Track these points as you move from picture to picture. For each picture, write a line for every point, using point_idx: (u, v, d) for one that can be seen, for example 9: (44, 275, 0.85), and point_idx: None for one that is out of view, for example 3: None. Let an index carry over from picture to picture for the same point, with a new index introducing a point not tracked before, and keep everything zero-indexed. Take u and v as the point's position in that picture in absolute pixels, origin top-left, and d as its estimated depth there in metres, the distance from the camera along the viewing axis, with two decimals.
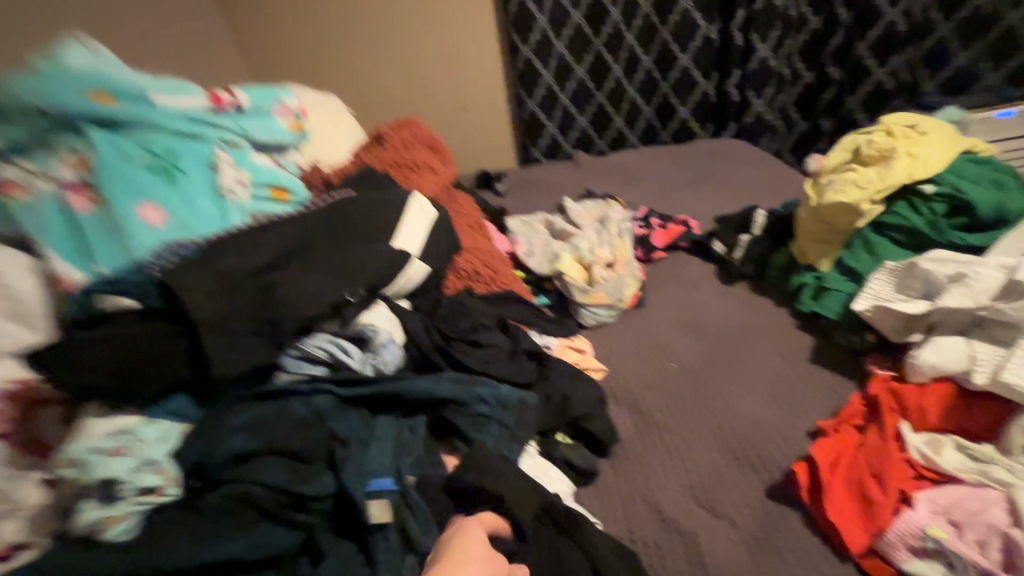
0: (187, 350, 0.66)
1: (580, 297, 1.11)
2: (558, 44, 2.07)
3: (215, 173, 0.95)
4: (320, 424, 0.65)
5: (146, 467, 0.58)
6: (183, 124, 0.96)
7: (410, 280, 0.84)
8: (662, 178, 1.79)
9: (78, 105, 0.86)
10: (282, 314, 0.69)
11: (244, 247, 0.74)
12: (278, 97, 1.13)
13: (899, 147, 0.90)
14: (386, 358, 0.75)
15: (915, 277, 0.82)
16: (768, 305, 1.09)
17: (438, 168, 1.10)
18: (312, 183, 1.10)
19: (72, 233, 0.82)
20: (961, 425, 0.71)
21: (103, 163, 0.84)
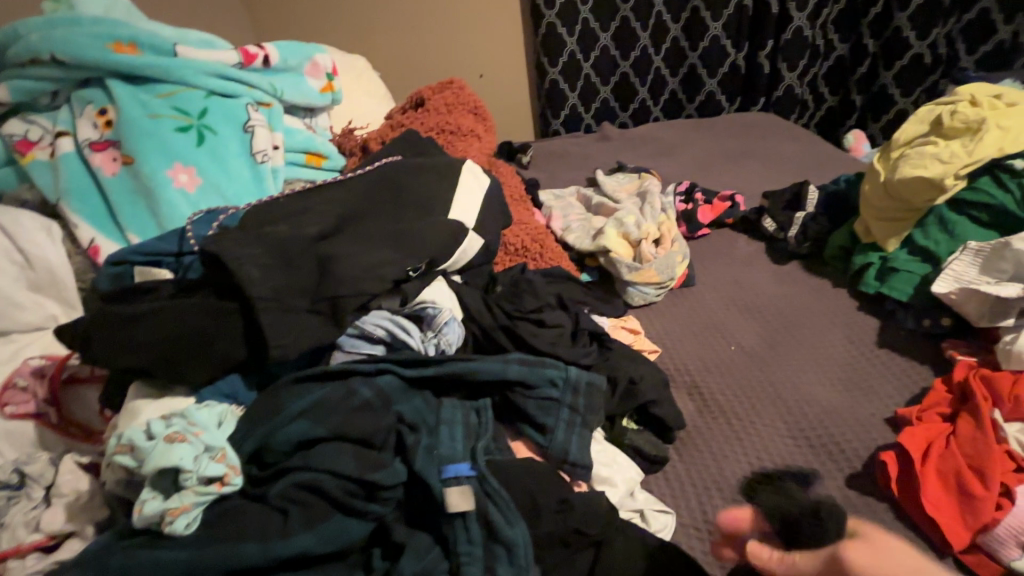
0: (244, 328, 0.60)
1: (628, 275, 1.06)
2: (584, 8, 1.96)
3: (249, 136, 0.86)
4: (387, 407, 0.60)
5: (208, 454, 0.52)
6: (212, 81, 0.87)
7: (467, 254, 0.78)
8: (694, 153, 1.72)
9: (98, 56, 0.78)
10: (343, 288, 0.63)
11: (296, 215, 0.70)
12: (308, 54, 1.04)
13: (988, 119, 0.85)
14: (449, 337, 0.68)
15: (1007, 258, 0.76)
16: (826, 286, 1.04)
17: (483, 135, 1.03)
18: (346, 150, 1.02)
19: (99, 197, 0.76)
20: None
21: (129, 121, 0.77)
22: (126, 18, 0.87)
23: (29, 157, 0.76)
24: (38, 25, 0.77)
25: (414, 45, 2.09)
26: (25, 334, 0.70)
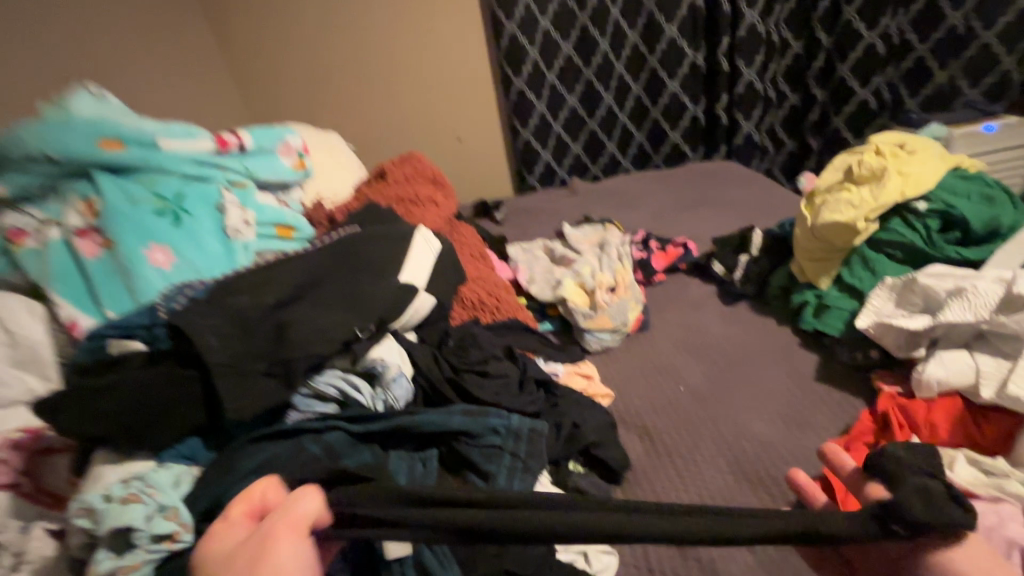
0: (203, 394, 0.66)
1: (584, 322, 1.12)
2: (550, 75, 2.13)
3: (221, 215, 0.95)
4: (335, 461, 0.65)
5: (160, 512, 0.56)
6: (189, 168, 0.97)
7: (419, 314, 0.85)
8: (658, 202, 1.82)
9: (85, 153, 0.88)
10: (294, 352, 0.69)
11: (255, 286, 0.77)
12: (281, 137, 1.15)
13: (889, 166, 0.93)
14: (396, 392, 0.74)
15: (915, 291, 0.83)
16: (769, 324, 1.10)
17: (440, 201, 1.12)
18: (316, 220, 1.11)
19: (80, 278, 0.83)
20: (976, 439, 0.71)
21: (111, 208, 0.85)
22: (113, 116, 0.97)
23: (17, 244, 0.83)
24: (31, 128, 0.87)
25: (394, 115, 2.24)
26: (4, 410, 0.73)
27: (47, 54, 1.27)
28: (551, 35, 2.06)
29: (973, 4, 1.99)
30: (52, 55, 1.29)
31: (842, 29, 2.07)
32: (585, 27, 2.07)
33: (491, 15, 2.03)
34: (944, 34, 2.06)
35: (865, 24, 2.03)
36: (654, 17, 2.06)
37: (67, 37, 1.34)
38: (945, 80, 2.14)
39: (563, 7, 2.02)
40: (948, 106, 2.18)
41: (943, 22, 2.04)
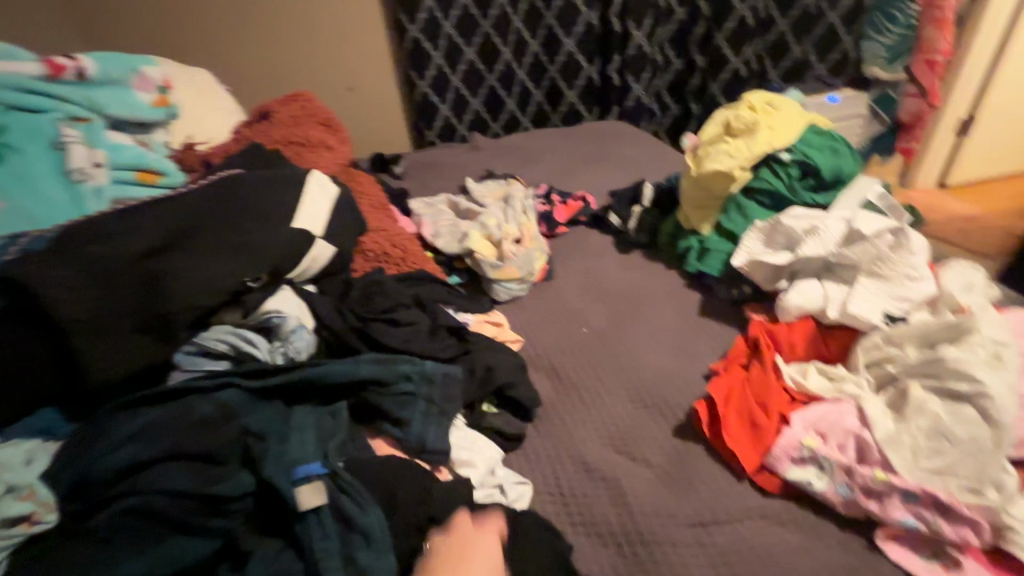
0: (51, 353, 0.57)
1: (492, 273, 1.13)
2: (447, 24, 2.03)
3: (62, 155, 0.80)
4: (228, 421, 0.59)
5: (14, 494, 0.51)
6: (11, 95, 0.79)
7: (318, 262, 0.78)
8: (558, 158, 1.86)
9: None
10: (170, 305, 0.61)
11: (114, 233, 0.65)
12: (135, 66, 0.98)
13: (760, 121, 1.04)
14: (297, 345, 0.68)
15: (780, 232, 0.94)
16: (661, 270, 1.19)
17: (335, 145, 1.04)
18: (188, 164, 0.96)
19: None
20: (821, 352, 0.84)
21: None
22: None
23: None
24: None
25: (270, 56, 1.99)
26: None
27: None
28: None
29: None
30: None
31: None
32: None
33: None
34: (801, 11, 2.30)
35: None
36: None
37: None
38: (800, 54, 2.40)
39: None
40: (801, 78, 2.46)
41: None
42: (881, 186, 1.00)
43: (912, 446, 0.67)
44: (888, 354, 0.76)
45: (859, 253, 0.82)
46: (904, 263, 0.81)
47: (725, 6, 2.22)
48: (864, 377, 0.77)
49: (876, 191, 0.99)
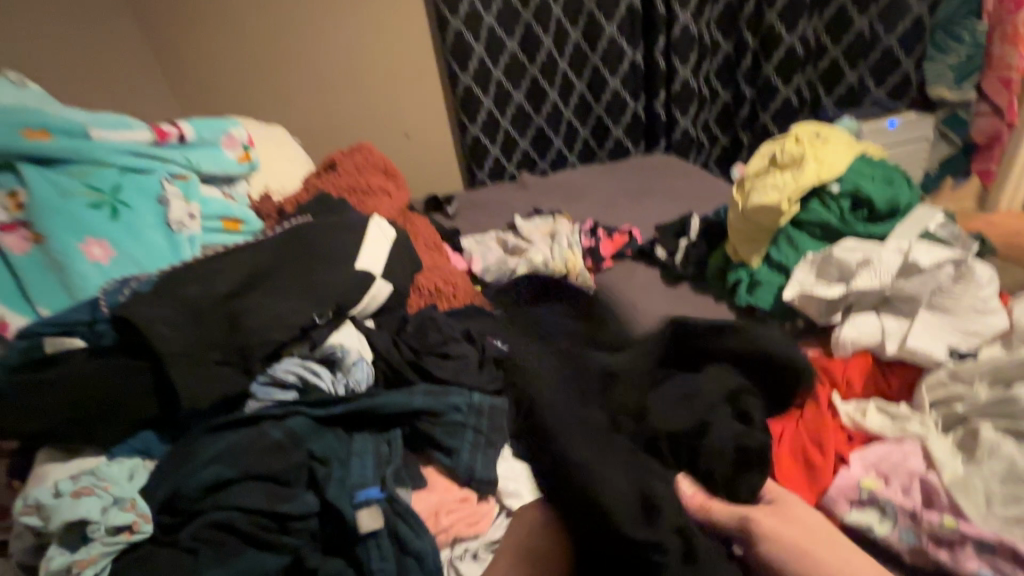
0: (152, 383, 0.65)
1: (540, 307, 1.17)
2: (496, 71, 2.16)
3: (164, 208, 0.92)
4: (298, 446, 0.65)
5: (117, 505, 0.57)
6: (127, 158, 0.92)
7: (375, 300, 0.86)
8: (604, 193, 1.90)
9: (8, 141, 0.82)
10: (250, 340, 0.69)
11: (205, 276, 0.74)
12: (223, 127, 1.10)
13: (807, 153, 1.03)
14: (357, 376, 0.75)
15: (830, 265, 0.91)
16: (709, 304, 1.18)
17: (393, 191, 1.13)
18: (264, 212, 1.07)
19: (9, 276, 0.78)
20: (882, 389, 0.80)
21: (43, 200, 0.81)
22: (35, 104, 0.92)
23: None
24: None
25: (335, 108, 2.19)
26: None
27: None
28: (495, 32, 2.09)
29: None
30: None
31: (765, 32, 2.23)
32: (528, 26, 2.12)
33: (435, 13, 2.05)
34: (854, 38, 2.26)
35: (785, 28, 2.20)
36: (595, 16, 2.14)
37: None
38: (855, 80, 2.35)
39: (507, 5, 2.06)
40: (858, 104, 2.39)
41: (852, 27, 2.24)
42: (944, 216, 0.97)
43: (986, 491, 0.63)
44: (956, 392, 0.73)
45: (918, 285, 0.80)
46: (969, 295, 0.78)
47: (772, 37, 2.22)
48: (930, 417, 0.73)
49: (938, 220, 0.96)
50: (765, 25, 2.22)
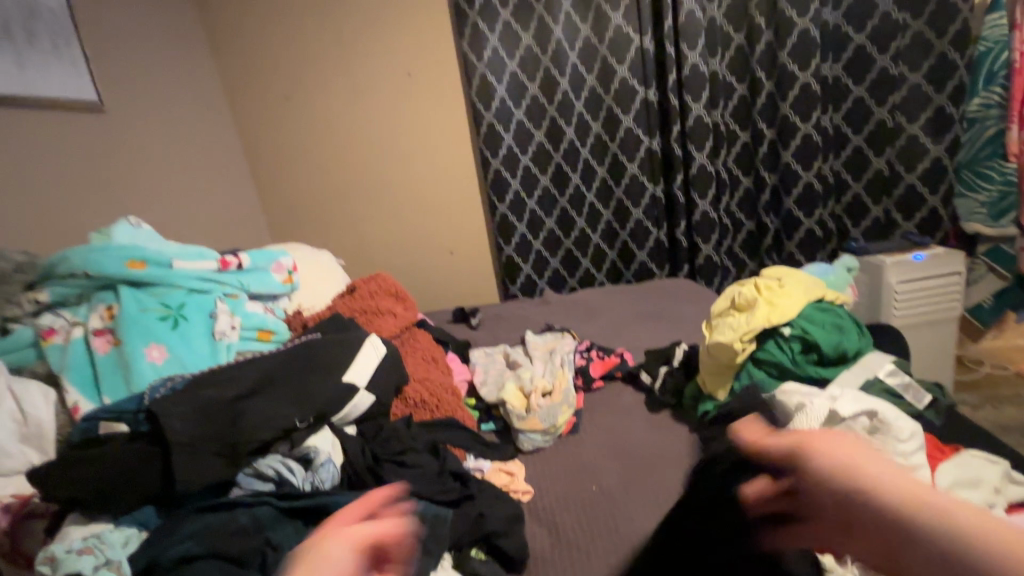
0: (161, 467, 0.83)
1: (518, 424, 1.25)
2: (530, 201, 2.48)
3: (213, 321, 1.17)
4: (258, 531, 0.78)
5: (105, 565, 0.71)
6: (195, 282, 1.21)
7: (357, 408, 1.02)
8: (617, 314, 2.02)
9: (115, 270, 1.12)
10: (242, 436, 0.87)
11: (224, 380, 0.94)
12: (275, 257, 1.43)
13: (760, 297, 1.13)
14: (322, 475, 0.89)
15: (775, 405, 0.97)
16: (684, 433, 1.22)
17: (400, 313, 1.35)
18: (294, 326, 1.33)
19: (90, 370, 1.03)
20: None
21: (126, 313, 1.07)
22: (142, 242, 1.25)
23: (46, 340, 1.05)
24: (78, 251, 1.12)
25: None
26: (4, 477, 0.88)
27: (82, 190, 1.67)
28: (530, 170, 2.46)
29: (893, 152, 2.32)
30: (72, 185, 1.64)
31: (782, 169, 2.39)
32: (558, 164, 2.47)
33: (481, 154, 2.46)
34: (872, 175, 2.37)
35: (801, 167, 2.36)
36: (618, 157, 2.43)
37: (94, 175, 1.73)
38: (882, 213, 2.40)
39: (540, 149, 2.45)
40: (888, 235, 2.41)
41: (870, 165, 2.36)
42: (895, 363, 1.00)
43: None
44: None
45: (839, 433, 0.84)
46: (891, 448, 0.81)
47: (790, 174, 2.37)
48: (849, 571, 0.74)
49: (888, 367, 0.99)
50: (781, 164, 2.39)
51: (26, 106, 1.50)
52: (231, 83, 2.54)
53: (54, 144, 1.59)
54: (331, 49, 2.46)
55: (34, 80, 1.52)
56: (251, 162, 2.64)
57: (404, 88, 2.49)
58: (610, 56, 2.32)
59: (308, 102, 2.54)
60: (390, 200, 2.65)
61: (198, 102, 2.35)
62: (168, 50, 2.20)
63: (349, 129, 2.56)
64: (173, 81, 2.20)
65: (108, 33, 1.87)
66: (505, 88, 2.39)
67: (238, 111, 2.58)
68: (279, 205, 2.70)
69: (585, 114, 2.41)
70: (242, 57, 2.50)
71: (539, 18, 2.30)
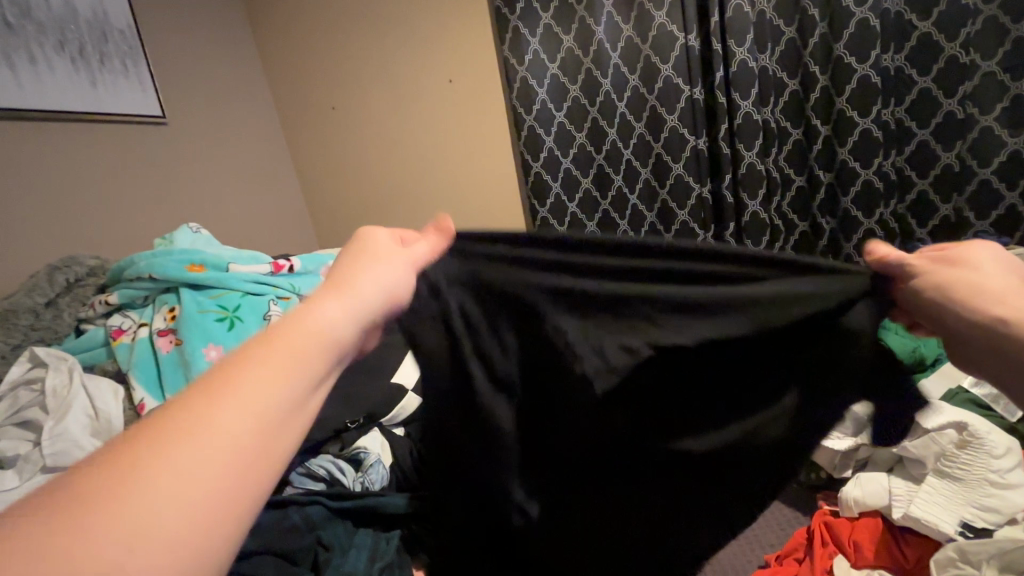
0: None
1: None
2: (571, 205, 2.46)
3: (267, 322, 1.19)
4: (311, 530, 0.79)
5: None
6: (250, 285, 1.25)
7: (405, 410, 1.02)
8: None
9: (176, 273, 1.18)
10: None
11: None
12: (324, 261, 1.47)
13: None
14: (372, 476, 0.90)
15: None
16: None
17: None
18: None
19: (154, 369, 1.08)
20: (895, 559, 0.80)
21: (186, 315, 1.12)
22: (202, 247, 1.31)
23: (117, 340, 1.12)
24: (146, 256, 1.20)
25: None
26: (77, 469, 0.89)
27: (144, 197, 1.77)
28: (571, 173, 2.44)
29: (963, 146, 2.13)
30: (137, 194, 1.74)
31: (838, 167, 2.25)
32: (600, 167, 2.44)
33: (521, 158, 2.46)
34: (940, 171, 2.19)
35: (860, 164, 2.21)
36: (662, 157, 2.37)
37: (158, 182, 1.83)
38: (951, 211, 2.21)
39: (581, 151, 2.43)
40: (959, 236, 2.22)
41: (937, 161, 2.18)
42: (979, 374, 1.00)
43: None
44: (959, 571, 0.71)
45: (921, 449, 0.85)
46: (981, 466, 0.80)
47: (847, 172, 2.23)
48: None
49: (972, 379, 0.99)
50: (837, 161, 2.25)
51: (96, 120, 1.61)
52: (281, 95, 2.65)
53: (120, 156, 1.69)
54: (375, 59, 2.52)
55: (101, 95, 1.61)
56: (299, 170, 2.74)
57: (445, 94, 2.52)
58: (652, 55, 2.26)
59: (353, 112, 2.61)
60: (431, 204, 2.68)
61: (249, 113, 2.46)
62: (224, 65, 2.32)
63: (391, 136, 2.62)
64: (229, 94, 2.31)
65: (170, 50, 1.98)
66: (546, 92, 2.38)
67: (288, 121, 2.68)
68: (326, 212, 2.78)
69: (627, 115, 2.36)
70: (290, 70, 2.59)
71: (580, 20, 2.28)
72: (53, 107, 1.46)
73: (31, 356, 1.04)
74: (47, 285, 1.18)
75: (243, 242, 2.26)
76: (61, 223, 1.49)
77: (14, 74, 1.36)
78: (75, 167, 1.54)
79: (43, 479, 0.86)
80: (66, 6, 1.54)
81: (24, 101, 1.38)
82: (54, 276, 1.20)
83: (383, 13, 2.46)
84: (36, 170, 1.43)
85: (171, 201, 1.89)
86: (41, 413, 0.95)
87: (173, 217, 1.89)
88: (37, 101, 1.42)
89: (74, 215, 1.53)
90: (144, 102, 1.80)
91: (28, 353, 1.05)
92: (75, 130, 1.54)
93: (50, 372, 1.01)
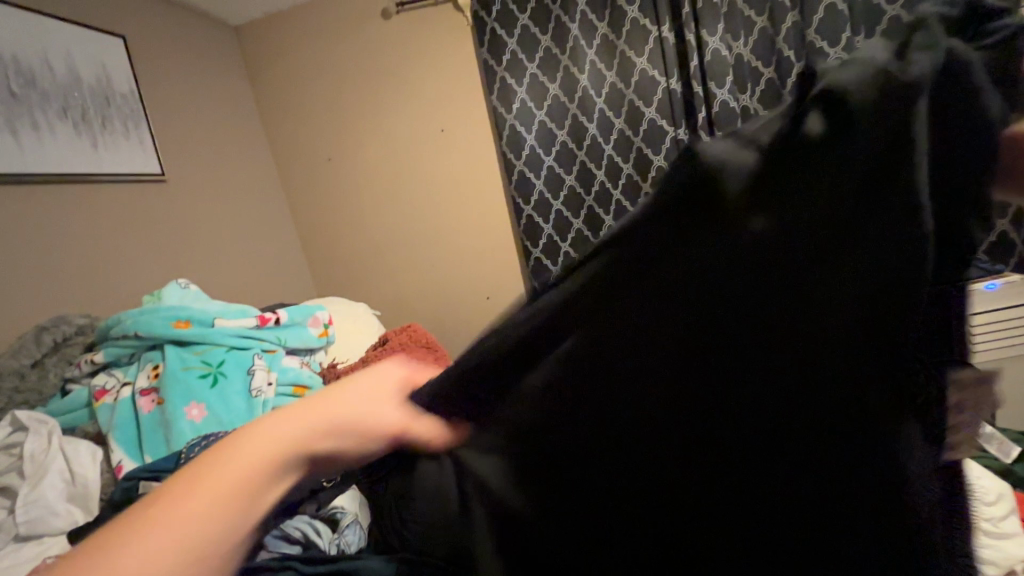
0: None
1: None
2: (563, 244, 2.48)
3: (250, 377, 1.19)
4: None
5: None
6: (235, 339, 1.25)
7: None
8: None
9: (161, 329, 1.18)
10: None
11: None
12: (311, 312, 1.48)
13: None
14: (349, 538, 0.83)
15: None
16: None
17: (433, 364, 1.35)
18: (328, 379, 1.34)
19: (134, 430, 1.08)
20: None
21: (168, 372, 1.12)
22: (188, 302, 1.33)
23: (99, 401, 1.11)
24: (131, 313, 1.20)
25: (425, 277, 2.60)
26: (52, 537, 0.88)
27: (140, 251, 1.80)
28: (562, 214, 2.47)
29: None
30: (130, 248, 1.76)
31: None
32: (591, 207, 2.46)
33: (513, 201, 2.52)
34: None
35: None
36: None
37: (154, 237, 1.86)
38: None
39: (571, 193, 2.46)
40: None
41: None
42: None
43: None
44: None
45: None
46: None
47: None
48: None
49: None
50: None
51: (93, 180, 1.65)
52: (279, 148, 2.73)
53: (117, 212, 1.73)
54: (368, 112, 2.62)
55: (98, 157, 1.66)
56: (296, 219, 2.80)
57: (436, 141, 2.59)
58: (637, 100, 2.33)
59: (347, 162, 2.69)
60: (426, 247, 2.72)
61: (247, 167, 2.53)
62: (224, 123, 2.41)
63: (386, 185, 2.68)
64: (227, 149, 2.39)
65: (169, 112, 2.06)
66: (535, 138, 2.45)
67: (284, 173, 2.76)
68: (324, 258, 2.82)
69: (615, 156, 2.40)
70: (288, 126, 2.69)
71: (565, 69, 2.36)
72: (52, 170, 1.51)
73: (12, 420, 1.03)
74: (32, 347, 1.18)
75: (240, 291, 2.28)
76: (58, 281, 1.52)
77: (16, 145, 1.42)
78: (72, 226, 1.57)
79: (17, 548, 0.85)
80: (69, 75, 1.62)
81: (22, 167, 1.43)
82: (41, 337, 1.21)
83: (376, 70, 2.57)
84: (33, 230, 1.47)
85: (167, 254, 1.91)
86: (17, 479, 0.94)
87: (169, 269, 1.91)
88: (36, 166, 1.46)
89: (70, 272, 1.56)
90: (144, 160, 1.86)
91: (9, 417, 1.04)
92: (70, 190, 1.58)
93: (28, 437, 1.00)
